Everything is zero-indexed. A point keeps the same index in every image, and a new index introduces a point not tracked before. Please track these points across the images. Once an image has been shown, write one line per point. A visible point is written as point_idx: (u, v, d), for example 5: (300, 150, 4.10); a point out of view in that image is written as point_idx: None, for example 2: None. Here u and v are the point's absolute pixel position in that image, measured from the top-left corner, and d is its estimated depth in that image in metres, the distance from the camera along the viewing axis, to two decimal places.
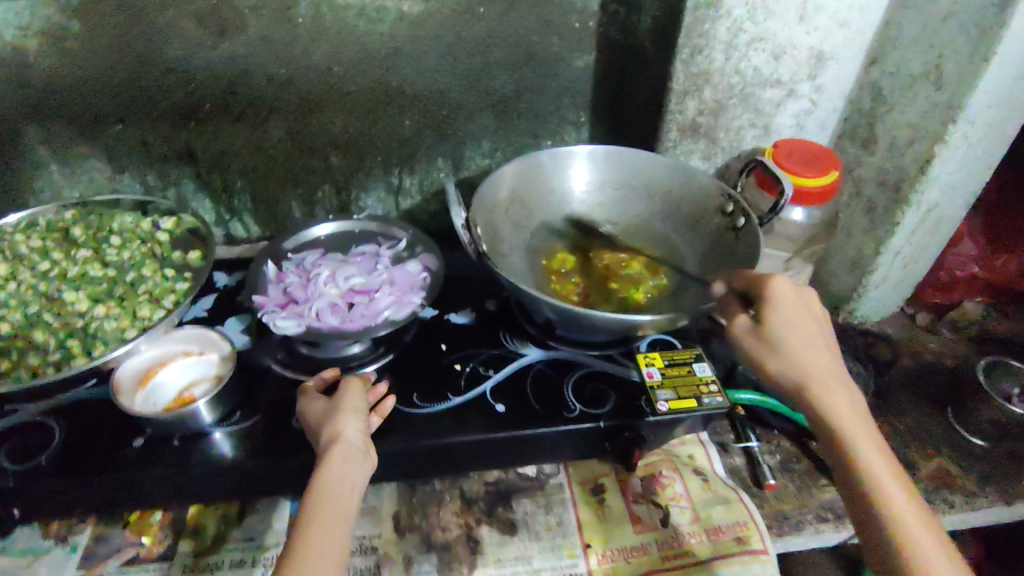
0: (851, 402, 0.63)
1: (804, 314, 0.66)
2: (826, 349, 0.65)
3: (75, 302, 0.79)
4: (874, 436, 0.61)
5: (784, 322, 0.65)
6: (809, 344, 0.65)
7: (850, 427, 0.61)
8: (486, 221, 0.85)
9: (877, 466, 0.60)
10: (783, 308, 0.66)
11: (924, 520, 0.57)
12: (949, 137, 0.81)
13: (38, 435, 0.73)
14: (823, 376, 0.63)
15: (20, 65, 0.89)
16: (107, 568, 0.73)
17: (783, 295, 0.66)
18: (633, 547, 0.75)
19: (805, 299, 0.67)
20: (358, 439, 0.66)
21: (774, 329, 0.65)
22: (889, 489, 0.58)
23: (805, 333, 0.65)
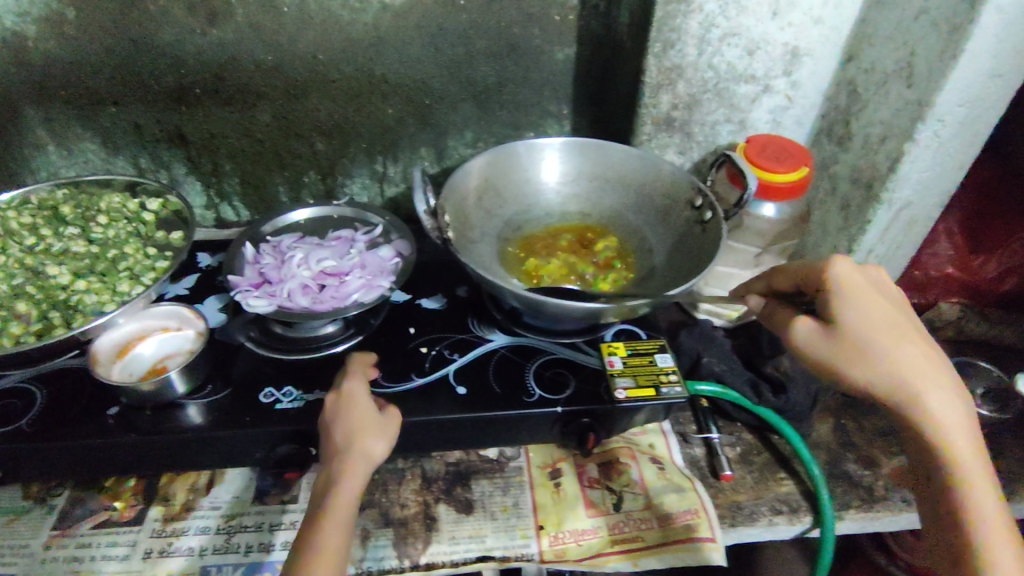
0: (949, 401, 0.58)
1: (886, 305, 0.61)
2: (918, 340, 0.60)
3: (59, 276, 0.84)
4: (971, 436, 0.57)
5: (867, 317, 0.60)
6: (900, 339, 0.59)
7: (946, 429, 0.57)
8: (456, 209, 0.88)
9: (971, 472, 0.56)
10: (861, 302, 0.61)
11: (1012, 531, 0.54)
12: (919, 135, 0.80)
13: (22, 401, 0.77)
14: (919, 373, 0.58)
15: (19, 48, 0.93)
16: (80, 529, 0.76)
17: (856, 286, 0.62)
18: (583, 530, 0.78)
19: (881, 287, 0.63)
20: (382, 450, 0.68)
21: (856, 327, 0.60)
22: (982, 496, 0.55)
23: (893, 327, 0.60)
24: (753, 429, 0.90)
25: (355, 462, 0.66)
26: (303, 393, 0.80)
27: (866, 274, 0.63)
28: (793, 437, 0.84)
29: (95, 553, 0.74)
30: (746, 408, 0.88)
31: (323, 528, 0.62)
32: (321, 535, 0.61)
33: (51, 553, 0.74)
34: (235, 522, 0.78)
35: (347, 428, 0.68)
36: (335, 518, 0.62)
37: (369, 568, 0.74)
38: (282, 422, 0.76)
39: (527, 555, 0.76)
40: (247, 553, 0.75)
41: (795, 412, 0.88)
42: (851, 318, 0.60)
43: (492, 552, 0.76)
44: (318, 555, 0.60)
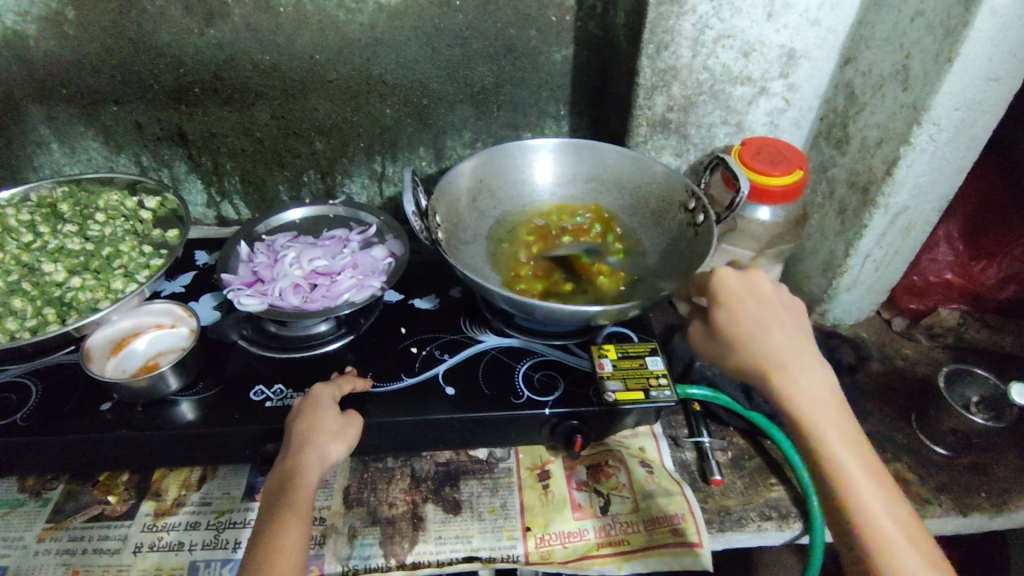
0: (822, 391, 0.57)
1: (758, 302, 0.62)
2: (790, 332, 0.60)
3: (55, 273, 0.87)
4: (845, 426, 0.57)
5: (738, 317, 0.61)
6: (772, 334, 0.59)
7: (822, 423, 0.56)
8: (448, 209, 0.88)
9: (851, 465, 0.55)
10: (731, 302, 0.62)
11: (889, 510, 0.54)
12: (915, 138, 0.79)
13: (17, 395, 0.78)
14: (792, 367, 0.58)
15: (21, 47, 0.95)
16: (73, 522, 0.78)
17: (729, 287, 0.63)
18: (570, 532, 0.78)
19: (756, 285, 0.63)
20: (338, 458, 0.70)
21: (728, 326, 0.61)
22: (862, 488, 0.55)
23: (766, 323, 0.60)
24: (745, 434, 0.90)
25: (314, 466, 0.68)
26: (293, 392, 0.80)
27: (738, 275, 0.64)
28: (783, 443, 0.83)
29: (87, 546, 0.75)
30: (737, 412, 0.88)
31: (282, 525, 0.63)
32: (283, 532, 0.63)
33: (45, 545, 0.75)
34: (225, 518, 0.78)
35: (306, 432, 0.70)
36: (289, 521, 0.63)
37: (355, 566, 0.75)
38: (271, 420, 0.76)
39: (512, 556, 0.76)
40: (235, 549, 0.76)
41: (786, 417, 0.87)
42: (724, 317, 0.61)
43: (478, 553, 0.76)
44: (278, 556, 0.61)
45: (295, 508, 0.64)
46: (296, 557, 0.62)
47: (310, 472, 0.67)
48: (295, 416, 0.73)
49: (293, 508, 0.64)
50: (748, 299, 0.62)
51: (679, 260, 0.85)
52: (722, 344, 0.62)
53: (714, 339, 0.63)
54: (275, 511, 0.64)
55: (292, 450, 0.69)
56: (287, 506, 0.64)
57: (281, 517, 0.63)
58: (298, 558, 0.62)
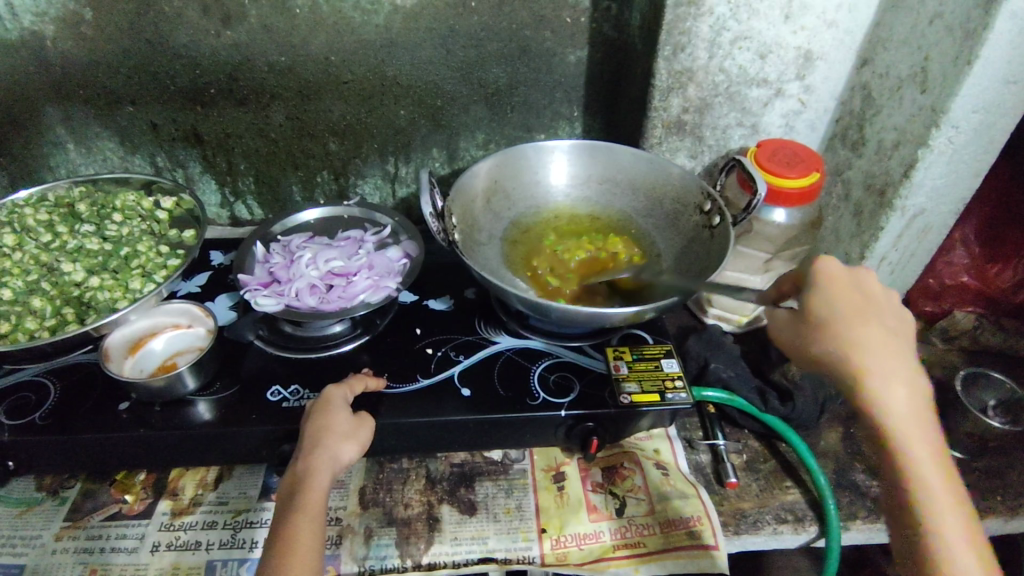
0: (913, 397, 0.56)
1: (859, 295, 0.61)
2: (886, 330, 0.58)
3: (74, 272, 0.87)
4: (932, 438, 0.55)
5: (839, 306, 0.60)
6: (868, 330, 0.58)
7: (907, 428, 0.55)
8: (463, 210, 0.88)
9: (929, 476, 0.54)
10: (834, 291, 0.61)
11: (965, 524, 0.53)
12: (933, 141, 0.79)
13: (35, 394, 0.78)
14: (883, 366, 0.57)
15: (39, 48, 0.95)
16: (91, 521, 0.78)
17: (832, 275, 0.62)
18: (585, 534, 0.78)
19: (861, 280, 0.62)
20: (351, 457, 0.70)
21: (822, 314, 0.60)
22: (938, 499, 0.53)
23: (862, 316, 0.59)
24: (760, 436, 0.89)
25: (325, 467, 0.68)
26: (310, 392, 0.80)
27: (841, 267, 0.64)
28: (800, 446, 0.83)
29: (104, 545, 0.76)
30: (752, 414, 0.88)
31: (294, 527, 0.63)
32: (295, 534, 0.63)
33: (62, 544, 0.76)
34: (241, 518, 0.79)
35: (317, 432, 0.71)
36: (301, 522, 0.63)
37: (371, 566, 0.75)
38: (288, 421, 0.76)
39: (528, 558, 0.76)
40: (253, 549, 0.76)
41: (801, 420, 0.87)
42: (820, 305, 0.61)
43: (494, 554, 0.76)
44: (290, 558, 0.61)
45: (307, 509, 0.64)
46: (310, 557, 0.62)
47: (321, 472, 0.67)
48: (310, 416, 0.73)
49: (304, 510, 0.64)
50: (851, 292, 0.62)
51: (697, 259, 0.84)
52: (807, 330, 0.61)
53: (802, 323, 0.62)
54: (286, 515, 0.64)
55: (305, 449, 0.69)
56: (299, 508, 0.64)
57: (294, 519, 0.64)
58: (313, 558, 0.62)
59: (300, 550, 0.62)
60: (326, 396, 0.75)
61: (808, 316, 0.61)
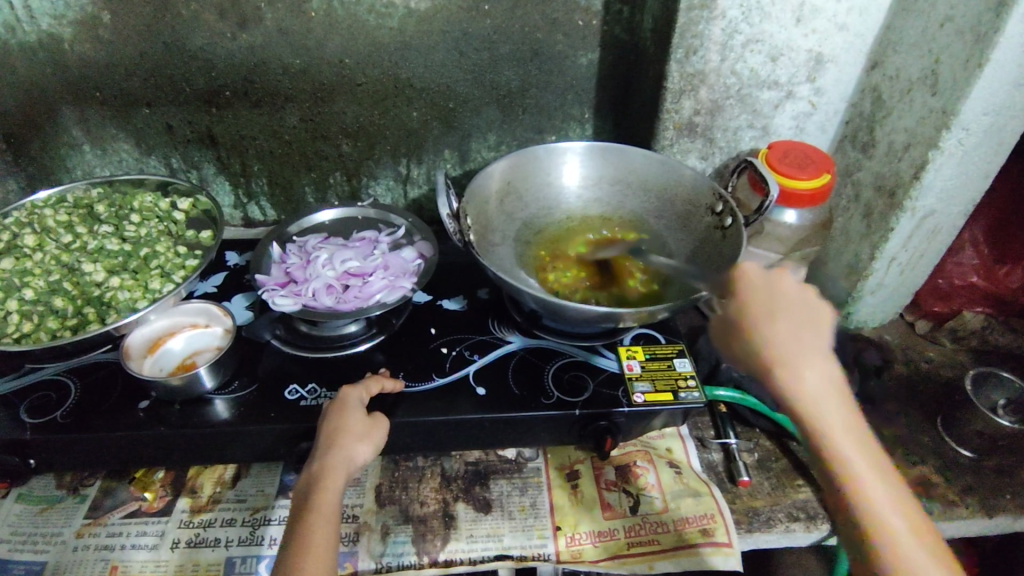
0: (831, 389, 0.54)
1: (764, 293, 0.59)
2: (790, 322, 0.56)
3: (94, 272, 0.89)
4: (855, 424, 0.54)
5: (745, 305, 0.58)
6: (778, 328, 0.56)
7: (827, 423, 0.53)
8: (478, 211, 0.89)
9: (861, 473, 0.53)
10: (745, 293, 0.59)
11: (901, 507, 0.53)
12: (944, 142, 0.80)
13: (56, 393, 0.79)
14: (801, 361, 0.55)
15: (57, 51, 0.96)
16: (111, 518, 0.79)
17: (744, 274, 0.60)
18: (600, 532, 0.78)
19: (773, 278, 0.60)
20: (365, 457, 0.71)
21: (738, 317, 0.58)
22: (870, 484, 0.53)
23: (769, 312, 0.57)
24: (771, 436, 0.90)
25: (339, 467, 0.68)
26: (326, 391, 0.81)
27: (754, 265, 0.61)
28: None
29: (124, 542, 0.77)
30: (763, 413, 0.89)
31: (309, 526, 0.64)
32: (310, 534, 0.63)
33: (83, 541, 0.77)
34: (260, 515, 0.80)
35: (333, 432, 0.71)
36: (315, 524, 0.64)
37: (388, 564, 0.76)
38: (306, 419, 0.77)
39: (543, 555, 0.76)
40: (271, 546, 0.77)
41: None
42: (732, 309, 0.59)
43: (509, 551, 0.77)
44: (306, 558, 0.61)
45: (321, 510, 0.65)
46: (325, 558, 0.62)
47: (337, 473, 0.68)
48: (329, 415, 0.74)
49: (318, 510, 0.65)
50: (756, 290, 0.59)
51: (709, 259, 0.85)
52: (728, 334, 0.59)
53: (722, 332, 0.60)
54: (301, 515, 0.65)
55: (321, 449, 0.70)
56: (314, 508, 0.65)
57: (308, 518, 0.64)
58: (327, 558, 0.63)
59: (315, 551, 0.62)
60: (344, 397, 0.75)
61: (724, 321, 0.60)
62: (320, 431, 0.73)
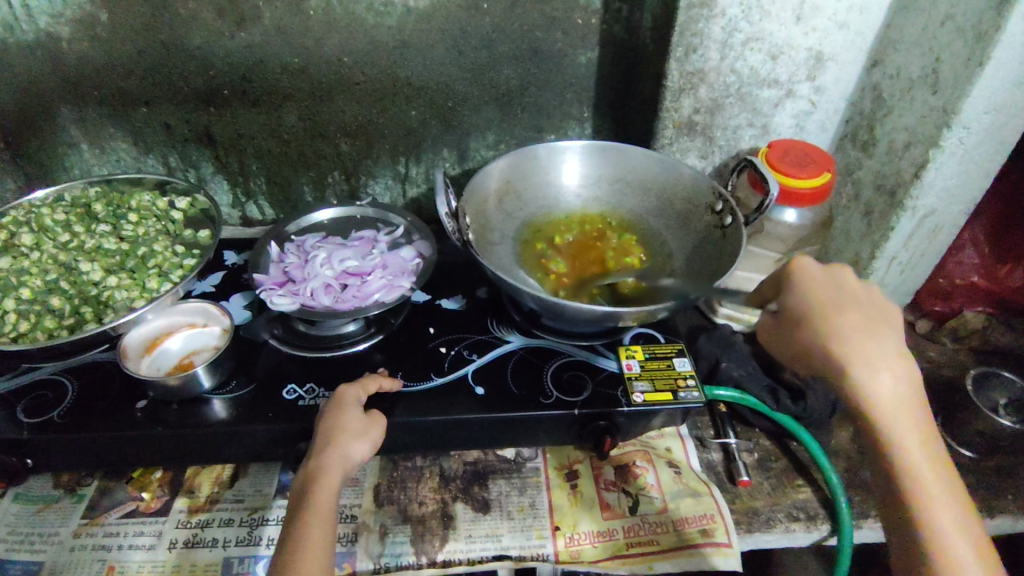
0: (903, 391, 0.53)
1: (835, 290, 0.58)
2: (864, 320, 0.56)
3: (92, 271, 0.88)
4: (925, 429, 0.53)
5: (817, 300, 0.58)
6: (852, 325, 0.55)
7: (898, 424, 0.53)
8: (477, 210, 0.89)
9: (929, 480, 0.52)
10: (815, 288, 0.58)
11: (963, 520, 0.51)
12: (945, 141, 0.79)
13: (53, 392, 0.79)
14: (871, 360, 0.54)
15: (55, 50, 0.96)
16: (108, 518, 0.79)
17: (810, 270, 0.60)
18: (599, 532, 0.78)
19: (839, 276, 0.60)
20: (361, 455, 0.71)
21: (805, 310, 0.58)
22: (933, 491, 0.51)
23: (842, 309, 0.57)
24: (771, 435, 0.90)
25: (336, 465, 0.68)
26: (324, 391, 0.81)
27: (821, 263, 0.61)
28: (811, 445, 0.83)
29: (122, 542, 0.76)
30: (763, 413, 0.88)
31: (304, 525, 0.64)
32: (305, 533, 0.63)
33: (80, 541, 0.76)
34: (258, 515, 0.79)
35: (330, 430, 0.71)
36: (312, 522, 0.64)
37: (387, 564, 0.75)
38: (304, 419, 0.77)
39: (542, 556, 0.76)
40: (268, 547, 0.77)
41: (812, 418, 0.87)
42: (799, 303, 0.58)
43: (508, 551, 0.77)
44: (302, 558, 0.61)
45: (319, 509, 0.65)
46: (322, 557, 0.62)
47: (334, 471, 0.68)
48: (329, 413, 0.73)
49: (314, 509, 0.65)
50: (826, 286, 0.59)
51: (709, 259, 0.85)
52: (795, 330, 0.58)
53: (787, 324, 0.59)
54: (297, 514, 0.65)
55: (320, 447, 0.70)
56: (310, 507, 0.65)
57: (304, 517, 0.64)
58: (323, 558, 0.62)
59: (312, 550, 0.62)
60: (342, 396, 0.75)
61: (788, 313, 0.59)
62: (319, 429, 0.72)
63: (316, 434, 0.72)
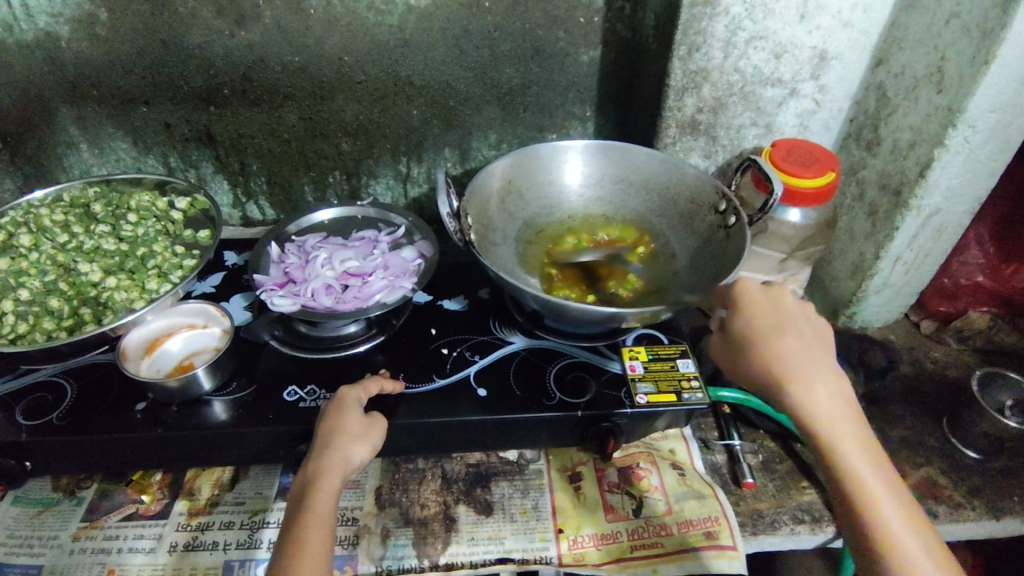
0: (836, 402, 0.59)
1: (774, 311, 0.66)
2: (799, 338, 0.63)
3: (91, 272, 0.88)
4: (862, 437, 0.57)
5: (755, 321, 0.65)
6: (787, 343, 0.62)
7: (841, 441, 0.57)
8: (479, 210, 0.88)
9: (871, 484, 0.55)
10: (752, 309, 0.66)
11: (910, 520, 0.54)
12: (950, 141, 0.79)
13: (52, 394, 0.78)
14: (805, 372, 0.60)
15: (53, 49, 0.95)
16: (107, 521, 0.78)
17: (750, 293, 0.68)
18: (603, 535, 0.77)
19: (775, 295, 0.68)
20: (362, 459, 0.70)
21: (746, 330, 0.65)
22: (879, 496, 0.54)
23: (779, 327, 0.64)
24: (775, 437, 0.89)
25: (335, 467, 0.67)
26: (326, 392, 0.80)
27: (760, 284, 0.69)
28: None
29: (121, 545, 0.76)
30: (767, 414, 0.88)
31: (302, 528, 0.63)
32: (304, 537, 0.62)
33: (79, 544, 0.76)
34: (258, 518, 0.79)
35: (330, 432, 0.70)
36: (310, 524, 0.63)
37: (389, 567, 0.75)
38: (304, 420, 0.76)
39: (545, 558, 0.76)
40: (268, 549, 0.76)
41: None
42: (742, 324, 0.66)
43: (511, 554, 0.76)
44: (299, 561, 0.60)
45: (316, 512, 0.64)
46: (319, 561, 0.61)
47: (331, 473, 0.67)
48: (329, 414, 0.73)
49: (313, 513, 0.64)
50: (767, 308, 0.67)
51: (712, 259, 0.84)
52: (737, 347, 0.65)
53: (731, 347, 0.66)
54: (296, 517, 0.64)
55: (319, 449, 0.69)
56: (309, 509, 0.64)
57: (303, 520, 0.63)
58: (321, 561, 0.62)
59: (308, 554, 0.61)
60: (344, 398, 0.74)
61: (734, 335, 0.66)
62: (320, 430, 0.72)
63: (316, 435, 0.72)
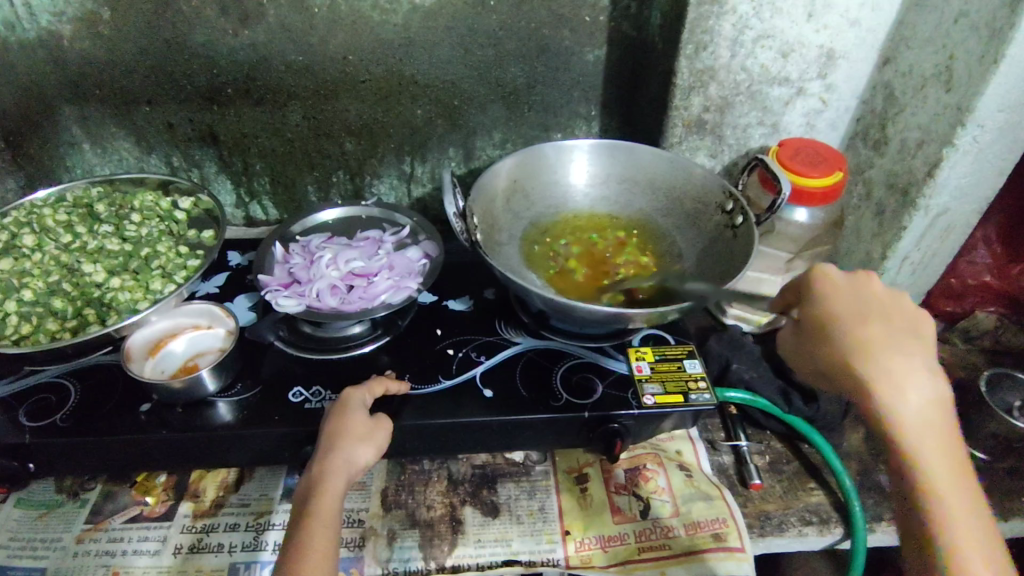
0: (926, 403, 0.54)
1: (859, 299, 0.60)
2: (887, 329, 0.57)
3: (94, 273, 0.87)
4: (947, 442, 0.53)
5: (840, 313, 0.59)
6: (876, 334, 0.57)
7: (922, 440, 0.53)
8: (485, 211, 0.88)
9: (946, 489, 0.52)
10: (835, 296, 0.61)
11: (979, 528, 0.51)
12: (958, 140, 0.78)
13: (56, 395, 0.78)
14: (890, 367, 0.55)
15: (55, 48, 0.95)
16: (112, 523, 0.77)
17: (829, 279, 0.62)
18: (611, 536, 0.77)
19: (863, 284, 0.61)
20: (366, 460, 0.69)
21: (828, 319, 0.60)
22: (948, 500, 0.52)
23: (869, 318, 0.58)
24: (782, 437, 0.89)
25: (339, 469, 0.67)
26: (331, 393, 0.80)
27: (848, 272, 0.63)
28: (823, 447, 0.83)
29: (126, 548, 0.75)
30: (774, 415, 0.87)
31: (306, 530, 0.63)
32: (308, 540, 0.62)
33: (83, 546, 0.75)
34: (263, 520, 0.78)
35: (333, 434, 0.70)
36: (314, 526, 0.63)
37: (395, 568, 0.74)
38: (310, 421, 0.76)
39: (552, 560, 0.75)
40: (274, 552, 0.75)
41: (824, 420, 0.86)
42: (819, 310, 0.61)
43: (517, 556, 0.75)
44: (303, 564, 0.60)
45: (320, 514, 0.64)
46: (324, 563, 0.61)
47: (333, 475, 0.66)
48: (332, 416, 0.72)
49: (318, 515, 0.63)
50: (852, 296, 0.61)
51: (719, 259, 0.84)
52: (815, 335, 0.61)
53: (810, 334, 0.61)
54: (300, 519, 0.64)
55: (322, 451, 0.68)
56: (313, 512, 0.64)
57: (307, 523, 0.63)
58: (326, 564, 0.61)
59: (313, 557, 0.61)
60: (348, 398, 0.73)
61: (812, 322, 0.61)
62: (324, 431, 0.71)
63: (320, 437, 0.71)
